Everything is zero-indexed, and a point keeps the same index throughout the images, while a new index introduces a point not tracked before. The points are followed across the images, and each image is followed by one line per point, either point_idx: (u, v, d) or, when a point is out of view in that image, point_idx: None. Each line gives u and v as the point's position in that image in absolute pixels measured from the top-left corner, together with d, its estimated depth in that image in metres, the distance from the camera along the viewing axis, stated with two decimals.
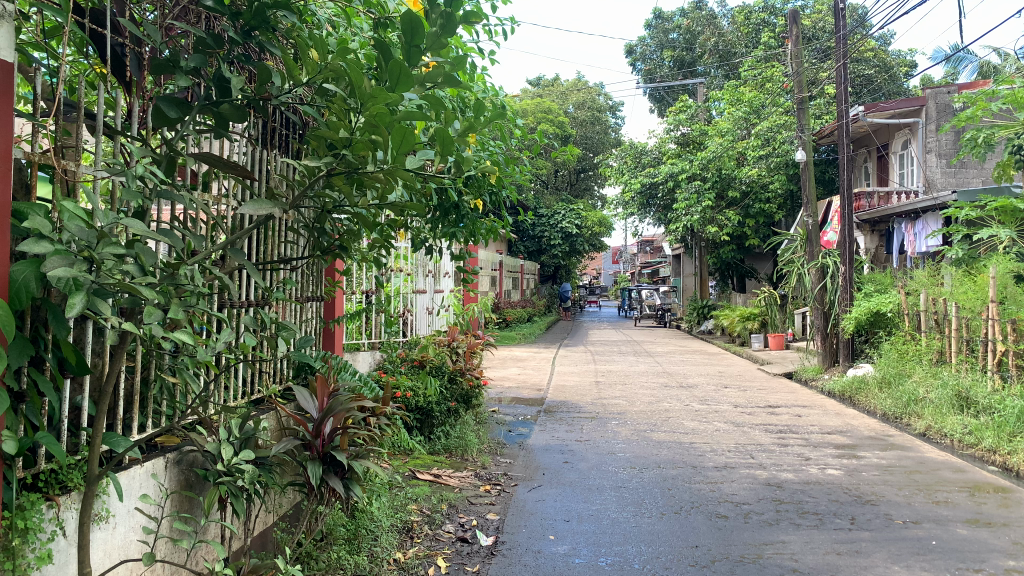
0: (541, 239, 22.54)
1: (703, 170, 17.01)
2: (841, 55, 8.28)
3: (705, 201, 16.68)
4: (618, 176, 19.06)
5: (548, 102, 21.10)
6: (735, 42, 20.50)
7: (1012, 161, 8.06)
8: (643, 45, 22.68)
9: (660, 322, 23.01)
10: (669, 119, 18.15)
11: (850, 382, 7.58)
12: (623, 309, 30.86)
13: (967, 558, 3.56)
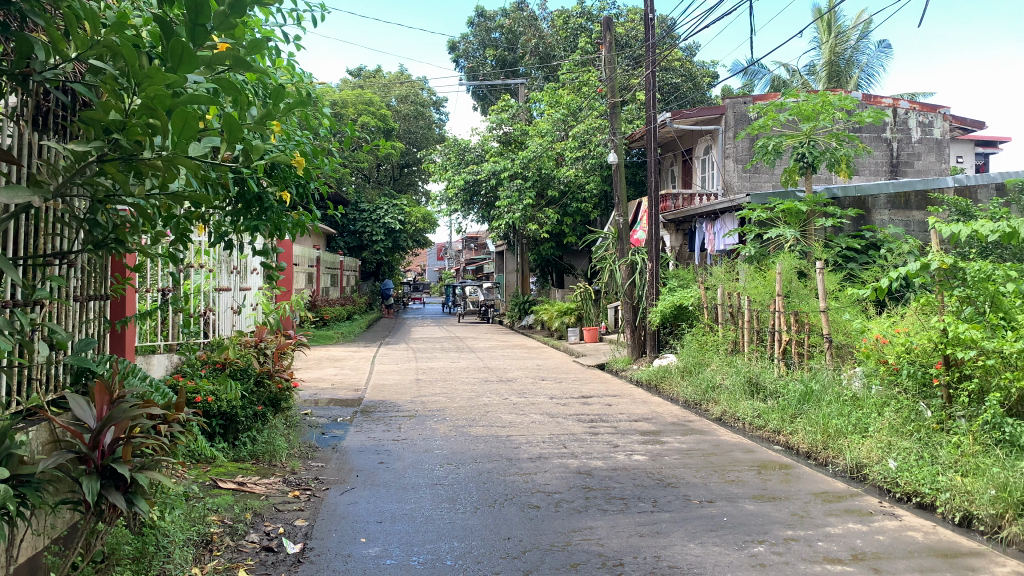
0: (362, 235, 22.16)
1: (524, 169, 17.37)
2: (651, 63, 8.72)
3: (525, 199, 17.10)
4: (441, 172, 19.08)
5: (369, 95, 20.82)
6: (554, 45, 21.24)
7: (796, 167, 8.87)
8: (467, 43, 22.75)
9: (483, 317, 23.36)
10: (491, 118, 18.50)
11: (656, 371, 8.05)
12: (446, 305, 31.04)
13: (753, 531, 3.88)
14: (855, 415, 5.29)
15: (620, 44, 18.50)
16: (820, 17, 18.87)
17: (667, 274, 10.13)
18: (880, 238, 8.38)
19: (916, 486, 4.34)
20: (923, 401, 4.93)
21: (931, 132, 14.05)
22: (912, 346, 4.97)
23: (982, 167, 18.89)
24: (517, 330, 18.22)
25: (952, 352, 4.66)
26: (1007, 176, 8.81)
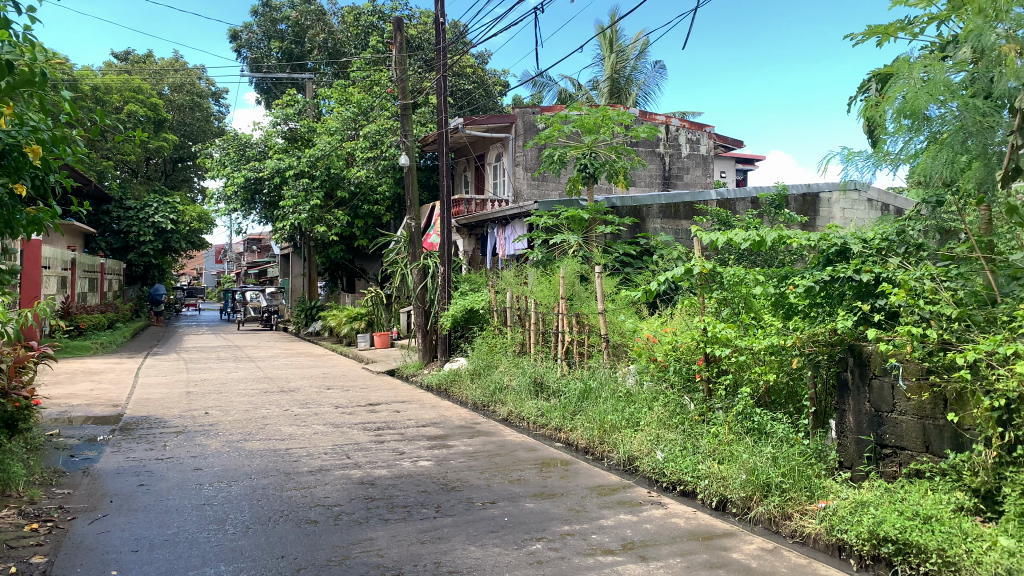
0: (128, 235, 20.34)
1: (311, 168, 16.89)
2: (442, 67, 8.74)
3: (312, 199, 16.58)
4: (220, 169, 17.95)
5: (137, 82, 19.20)
6: (344, 42, 20.82)
7: (580, 177, 9.31)
8: (249, 33, 21.68)
9: (266, 324, 22.29)
10: (275, 112, 17.83)
11: (446, 375, 8.08)
12: (226, 312, 29.32)
13: (532, 529, 3.96)
14: (629, 410, 5.60)
15: (412, 46, 18.50)
16: (603, 35, 20.07)
17: (457, 278, 10.23)
18: (653, 245, 9.01)
19: (679, 475, 4.69)
20: (687, 395, 5.36)
21: (698, 148, 15.39)
22: (678, 344, 5.47)
23: (741, 182, 21.03)
24: (305, 337, 17.66)
25: (711, 350, 5.16)
26: (759, 191, 9.78)
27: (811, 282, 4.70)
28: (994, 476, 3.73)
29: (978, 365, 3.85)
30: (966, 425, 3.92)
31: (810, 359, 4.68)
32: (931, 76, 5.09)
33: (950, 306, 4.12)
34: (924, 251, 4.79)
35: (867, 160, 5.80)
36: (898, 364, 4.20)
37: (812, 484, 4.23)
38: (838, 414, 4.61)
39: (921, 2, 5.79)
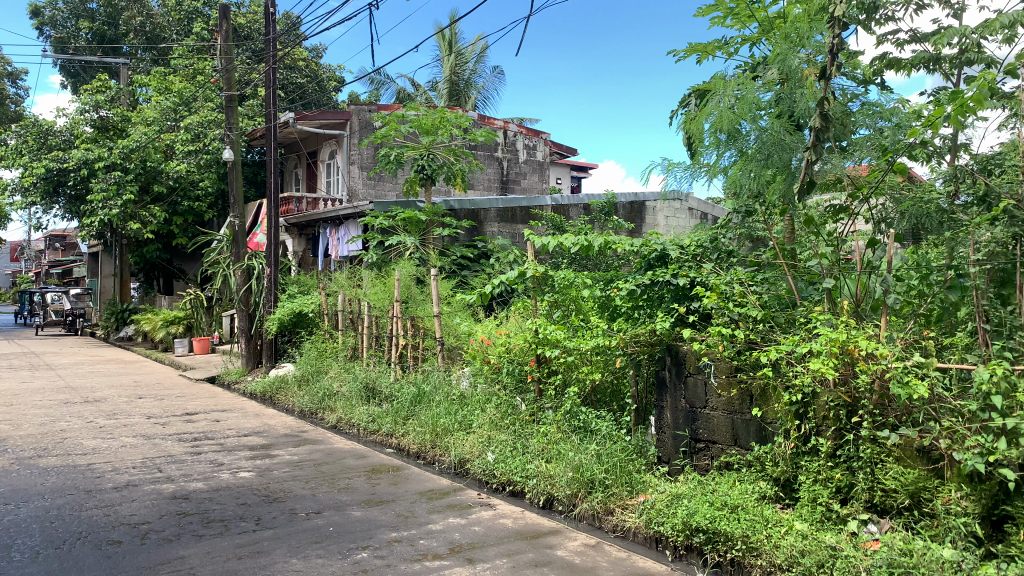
0: None
1: (124, 159, 15.78)
2: (271, 59, 8.38)
3: (126, 193, 15.45)
4: (15, 157, 16.25)
5: None
6: (164, 26, 19.59)
7: (417, 178, 9.24)
8: (53, 10, 19.99)
9: (70, 329, 20.46)
10: (83, 98, 16.48)
11: (272, 381, 7.76)
12: (22, 316, 26.70)
13: (358, 538, 3.85)
14: (460, 413, 5.61)
15: (241, 35, 17.72)
16: (443, 37, 20.12)
17: (285, 280, 9.87)
18: (490, 248, 9.16)
19: (508, 475, 4.74)
20: (519, 396, 5.44)
21: (535, 154, 15.79)
22: (511, 345, 5.55)
23: (575, 188, 21.80)
24: (113, 342, 16.42)
25: (542, 351, 5.28)
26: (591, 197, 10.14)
27: (633, 285, 4.90)
28: (792, 465, 4.10)
29: (779, 362, 4.19)
30: (768, 418, 4.27)
31: (632, 358, 4.92)
32: (743, 95, 5.49)
33: (755, 309, 4.46)
34: (734, 257, 5.13)
35: (686, 171, 6.15)
36: (711, 362, 4.49)
37: (632, 479, 4.42)
38: (657, 411, 4.85)
39: (736, 23, 6.20)
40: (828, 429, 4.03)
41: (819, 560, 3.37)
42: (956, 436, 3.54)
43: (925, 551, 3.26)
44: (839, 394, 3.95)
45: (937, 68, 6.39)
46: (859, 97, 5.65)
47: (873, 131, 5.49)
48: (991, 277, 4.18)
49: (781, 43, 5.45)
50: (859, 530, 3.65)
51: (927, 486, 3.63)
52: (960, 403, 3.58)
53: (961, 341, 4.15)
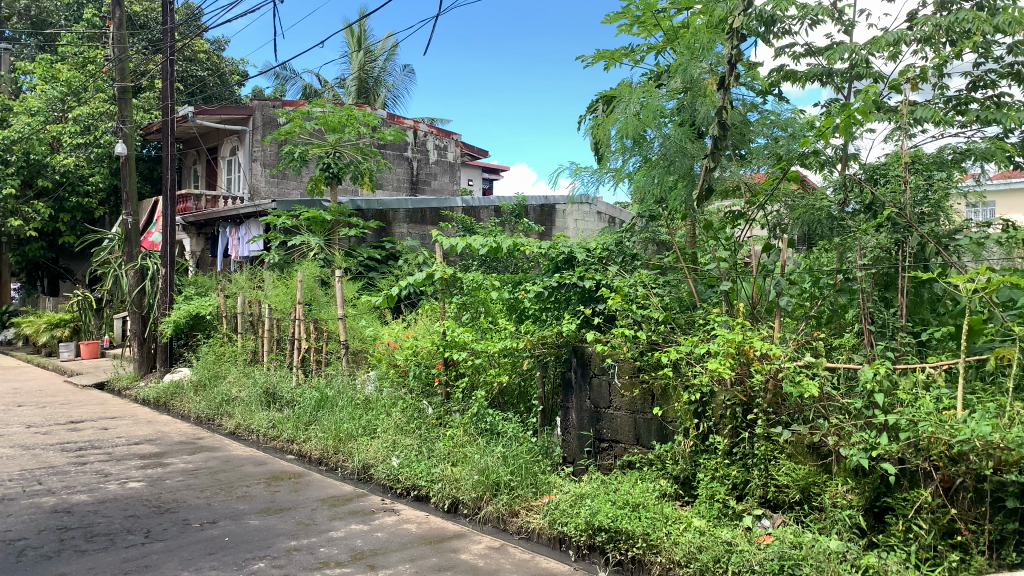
0: None
1: (5, 151, 14.87)
2: (168, 50, 8.04)
3: (7, 188, 14.56)
4: None
5: None
6: (52, 11, 18.58)
7: (322, 177, 8.99)
8: None
9: None
10: None
11: (166, 387, 7.45)
12: None
13: (254, 547, 3.72)
14: (365, 417, 5.51)
15: (136, 24, 16.98)
16: (352, 34, 19.81)
17: (182, 281, 9.50)
18: (398, 249, 9.10)
19: (413, 480, 4.68)
20: (425, 400, 5.39)
21: (446, 155, 15.72)
22: (418, 348, 5.49)
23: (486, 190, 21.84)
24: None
25: (449, 354, 5.25)
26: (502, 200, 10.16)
27: (540, 287, 4.93)
28: (691, 463, 4.21)
29: (680, 363, 4.29)
30: (669, 417, 4.38)
31: (539, 360, 4.95)
32: (648, 101, 5.61)
33: (658, 310, 4.56)
34: (638, 260, 5.18)
35: (593, 175, 6.24)
36: (614, 363, 4.56)
37: (537, 481, 4.44)
38: (563, 411, 4.89)
39: (643, 32, 6.34)
40: (725, 427, 4.14)
41: (715, 555, 3.47)
42: (843, 433, 3.72)
43: (814, 543, 3.40)
44: (735, 393, 4.08)
45: (828, 82, 6.70)
46: (757, 108, 5.87)
47: (770, 141, 5.71)
48: (876, 281, 4.40)
49: (685, 53, 5.60)
50: (753, 525, 3.77)
51: (816, 481, 3.78)
52: (847, 401, 3.77)
53: (849, 341, 4.36)
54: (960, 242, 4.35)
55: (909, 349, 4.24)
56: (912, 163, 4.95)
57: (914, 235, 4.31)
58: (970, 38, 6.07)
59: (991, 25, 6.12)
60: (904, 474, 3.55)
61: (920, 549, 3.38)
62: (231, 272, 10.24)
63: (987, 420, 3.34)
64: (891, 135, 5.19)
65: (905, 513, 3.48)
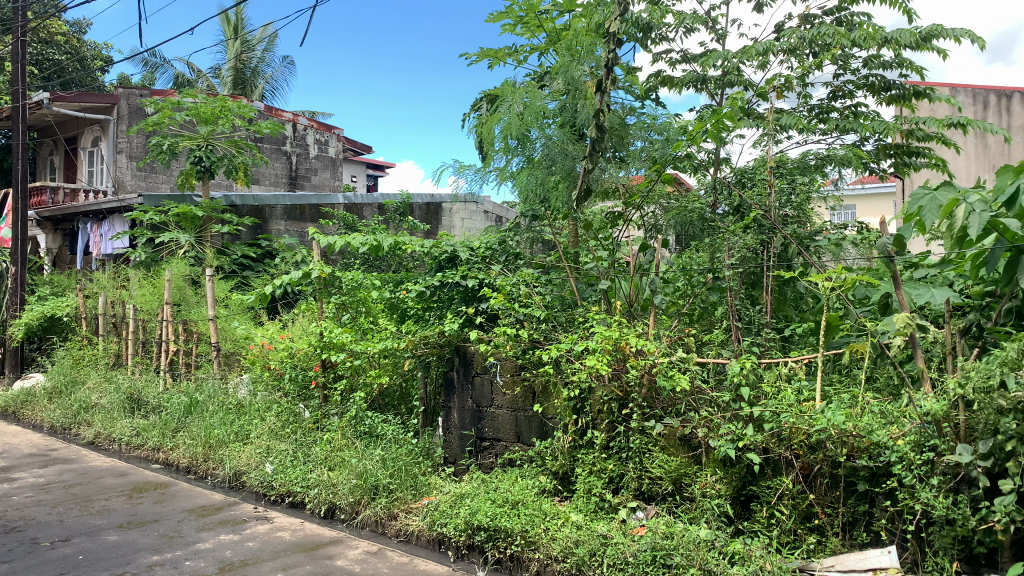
0: None
1: None
2: (20, 31, 7.48)
3: None
4: None
5: None
6: None
7: (193, 170, 8.61)
8: None
9: None
10: None
11: (17, 394, 6.93)
12: None
13: (112, 565, 3.50)
14: (237, 422, 5.29)
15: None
16: (228, 22, 19.01)
17: (36, 280, 8.87)
18: (275, 247, 8.91)
19: (288, 486, 4.53)
20: (301, 403, 5.26)
21: (327, 150, 15.39)
22: (294, 350, 5.32)
23: (370, 186, 21.53)
24: None
25: (327, 356, 5.11)
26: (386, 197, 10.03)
27: (422, 287, 4.84)
28: (569, 458, 4.27)
29: (560, 360, 4.32)
30: (549, 414, 4.43)
31: (420, 360, 4.88)
32: (530, 101, 5.65)
33: (539, 309, 4.56)
34: (521, 259, 5.18)
35: (477, 174, 6.22)
36: (496, 361, 4.58)
37: (417, 482, 4.39)
38: (444, 412, 4.85)
39: (526, 32, 6.36)
40: (602, 422, 4.23)
41: (591, 549, 3.53)
42: (712, 424, 3.85)
43: (685, 533, 3.51)
44: (612, 388, 4.17)
45: (703, 88, 6.94)
46: (636, 111, 6.01)
47: (648, 143, 5.85)
48: (744, 279, 4.61)
49: (567, 56, 5.67)
50: (628, 517, 3.87)
51: (686, 472, 3.91)
52: (717, 394, 3.88)
53: (718, 337, 4.52)
54: (820, 243, 4.59)
55: (773, 344, 4.45)
56: (778, 167, 5.18)
57: (778, 236, 4.50)
58: (829, 50, 6.43)
59: (848, 38, 6.50)
60: (768, 463, 3.70)
61: (782, 533, 3.57)
62: (93, 271, 9.65)
63: (840, 411, 3.54)
64: (759, 140, 5.42)
65: (768, 500, 3.63)
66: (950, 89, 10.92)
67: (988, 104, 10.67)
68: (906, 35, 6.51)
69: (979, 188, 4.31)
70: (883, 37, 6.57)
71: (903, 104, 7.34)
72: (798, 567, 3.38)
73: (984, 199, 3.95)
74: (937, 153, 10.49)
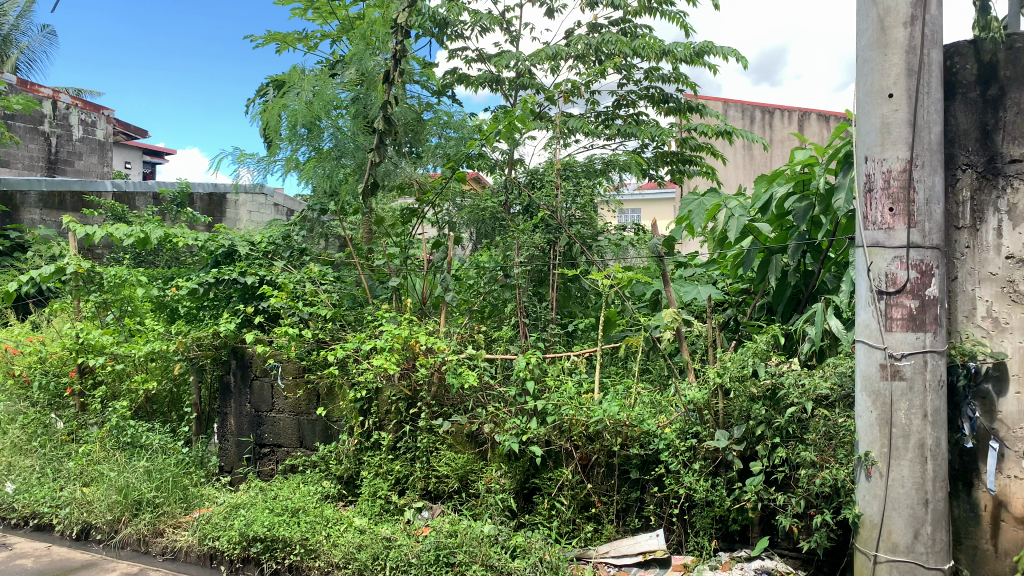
0: None
1: None
2: None
3: None
4: None
5: None
6: None
7: None
8: None
9: None
10: None
11: None
12: None
13: None
14: None
15: None
16: None
17: None
18: (26, 239, 8.03)
19: (33, 507, 4.08)
20: (54, 413, 4.70)
21: (93, 132, 14.18)
22: (45, 354, 4.77)
23: (151, 175, 20.03)
24: None
25: (83, 359, 4.66)
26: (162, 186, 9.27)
27: (195, 284, 4.52)
28: (354, 461, 4.13)
29: (347, 360, 4.16)
30: (333, 417, 4.28)
31: (193, 363, 4.57)
32: (320, 90, 5.46)
33: (325, 307, 4.41)
34: (307, 255, 4.95)
35: (260, 163, 5.92)
36: (277, 364, 4.36)
37: (187, 495, 4.10)
38: (220, 418, 4.59)
39: (318, 18, 6.13)
40: (389, 422, 4.12)
41: (374, 553, 3.40)
42: (498, 420, 3.83)
43: (468, 530, 3.44)
44: (400, 388, 4.07)
45: (498, 88, 7.06)
46: (432, 107, 5.97)
47: (443, 140, 5.83)
48: (532, 277, 4.68)
49: (360, 45, 5.51)
50: (413, 518, 3.78)
51: (473, 469, 3.86)
52: (503, 389, 3.88)
53: (506, 334, 4.53)
54: (602, 243, 4.76)
55: (557, 339, 4.55)
56: (564, 170, 5.15)
57: (563, 236, 4.58)
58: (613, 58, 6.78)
59: (630, 48, 6.88)
60: (550, 455, 3.74)
61: (561, 524, 3.62)
62: None
63: (615, 402, 3.66)
64: (548, 143, 5.57)
65: (550, 492, 3.67)
66: (723, 104, 11.96)
67: (754, 119, 11.80)
68: (681, 49, 7.00)
69: (739, 193, 4.68)
70: (661, 49, 7.02)
71: (680, 115, 7.87)
72: (575, 555, 3.43)
73: (742, 205, 4.25)
74: (710, 162, 11.46)
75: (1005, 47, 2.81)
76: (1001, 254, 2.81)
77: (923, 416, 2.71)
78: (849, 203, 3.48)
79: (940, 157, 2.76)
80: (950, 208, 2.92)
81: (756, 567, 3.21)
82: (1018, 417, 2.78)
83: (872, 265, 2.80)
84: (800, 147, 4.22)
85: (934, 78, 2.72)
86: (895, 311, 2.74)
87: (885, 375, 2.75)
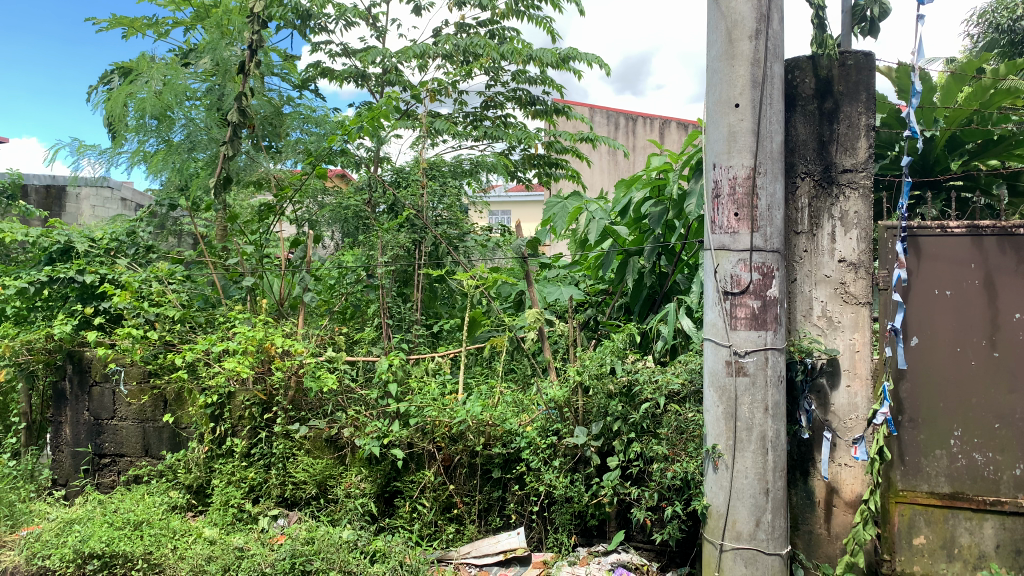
0: None
1: None
2: None
3: None
4: None
5: None
6: None
7: None
8: None
9: None
10: None
11: None
12: None
13: None
14: None
15: None
16: None
17: None
18: None
19: None
20: None
21: None
22: None
23: None
24: None
25: None
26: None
27: (24, 283, 4.19)
28: (205, 470, 3.91)
29: (196, 364, 3.95)
30: (181, 425, 4.07)
31: (23, 369, 4.22)
32: (171, 79, 5.18)
33: (173, 308, 4.18)
34: (154, 253, 4.71)
35: (102, 155, 5.57)
36: (119, 368, 4.10)
37: (13, 512, 3.80)
38: (53, 427, 4.32)
39: (170, 4, 5.81)
40: (243, 428, 3.91)
41: (223, 564, 3.17)
42: (359, 424, 3.67)
43: (326, 535, 3.28)
44: (254, 393, 3.87)
45: (364, 84, 6.96)
46: (293, 101, 5.80)
47: (305, 136, 5.68)
48: (396, 278, 4.56)
49: (216, 34, 5.29)
50: (267, 527, 3.57)
51: (332, 474, 3.69)
52: (365, 392, 3.74)
53: (368, 335, 4.36)
54: (468, 243, 4.60)
55: (421, 340, 4.49)
56: (430, 169, 5.02)
57: (428, 236, 4.53)
58: (479, 60, 6.88)
59: (496, 52, 6.99)
60: (411, 457, 3.61)
61: (421, 526, 3.50)
62: None
63: (478, 402, 3.63)
64: (415, 141, 5.51)
65: (410, 495, 3.55)
66: (589, 110, 12.31)
67: (618, 125, 12.23)
68: (547, 55, 7.13)
69: (601, 196, 4.76)
70: (528, 54, 7.13)
71: (547, 118, 8.03)
72: (437, 557, 3.37)
73: (603, 208, 4.37)
74: (576, 166, 11.77)
75: (838, 64, 3.00)
76: (834, 257, 3.01)
77: (764, 410, 2.85)
78: (700, 207, 3.59)
79: (781, 164, 2.92)
80: (790, 213, 3.08)
81: (613, 560, 3.27)
82: (847, 409, 3.01)
83: (719, 266, 2.92)
84: (658, 153, 4.34)
85: (775, 91, 2.88)
86: (739, 310, 2.86)
87: (730, 371, 2.87)
